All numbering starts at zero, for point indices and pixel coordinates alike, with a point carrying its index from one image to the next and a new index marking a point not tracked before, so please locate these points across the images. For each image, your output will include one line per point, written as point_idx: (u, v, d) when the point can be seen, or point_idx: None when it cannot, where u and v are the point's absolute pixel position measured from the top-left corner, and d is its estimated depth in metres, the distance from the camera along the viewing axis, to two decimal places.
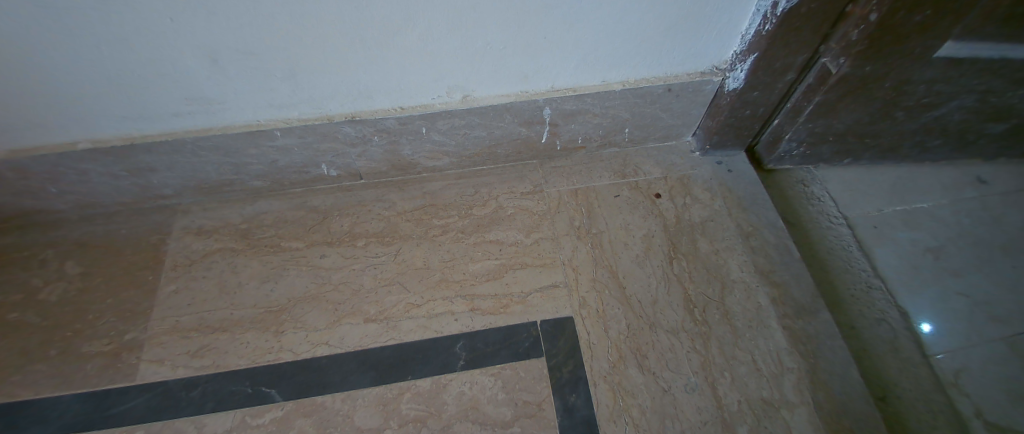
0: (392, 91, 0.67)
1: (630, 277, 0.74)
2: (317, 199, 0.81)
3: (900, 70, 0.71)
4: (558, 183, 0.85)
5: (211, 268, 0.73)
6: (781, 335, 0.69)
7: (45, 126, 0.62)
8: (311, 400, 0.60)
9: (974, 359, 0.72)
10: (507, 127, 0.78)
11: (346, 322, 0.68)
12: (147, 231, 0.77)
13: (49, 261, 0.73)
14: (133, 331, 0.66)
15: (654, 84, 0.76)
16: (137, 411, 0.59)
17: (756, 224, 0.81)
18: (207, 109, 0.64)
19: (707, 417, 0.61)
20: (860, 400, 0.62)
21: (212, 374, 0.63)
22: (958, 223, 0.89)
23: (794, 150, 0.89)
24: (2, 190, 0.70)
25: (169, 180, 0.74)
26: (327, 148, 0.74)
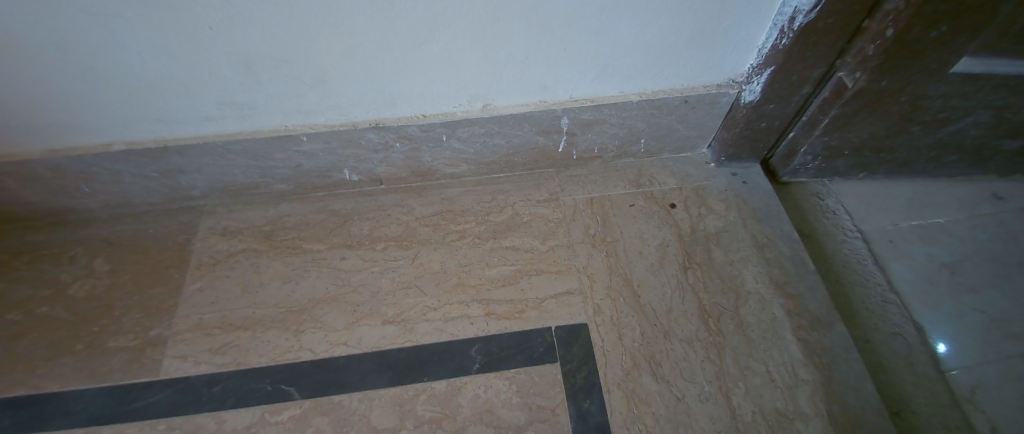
0: (415, 99, 0.69)
1: (645, 285, 0.74)
2: (338, 203, 0.83)
3: (916, 85, 0.71)
4: (573, 191, 0.87)
5: (234, 267, 0.75)
6: (796, 347, 0.68)
7: (83, 127, 0.65)
8: (329, 399, 0.62)
9: (991, 376, 0.71)
10: (525, 136, 0.79)
11: (364, 323, 0.69)
12: (173, 230, 0.79)
13: (78, 258, 0.75)
14: (158, 328, 0.68)
15: (671, 95, 0.78)
16: (160, 405, 0.61)
17: (770, 235, 0.81)
18: (237, 113, 0.66)
19: (721, 427, 0.61)
20: (877, 414, 0.62)
21: (233, 371, 0.64)
22: (975, 239, 0.89)
23: (809, 163, 0.89)
24: (38, 188, 0.72)
25: (196, 182, 0.77)
26: (349, 153, 0.75)
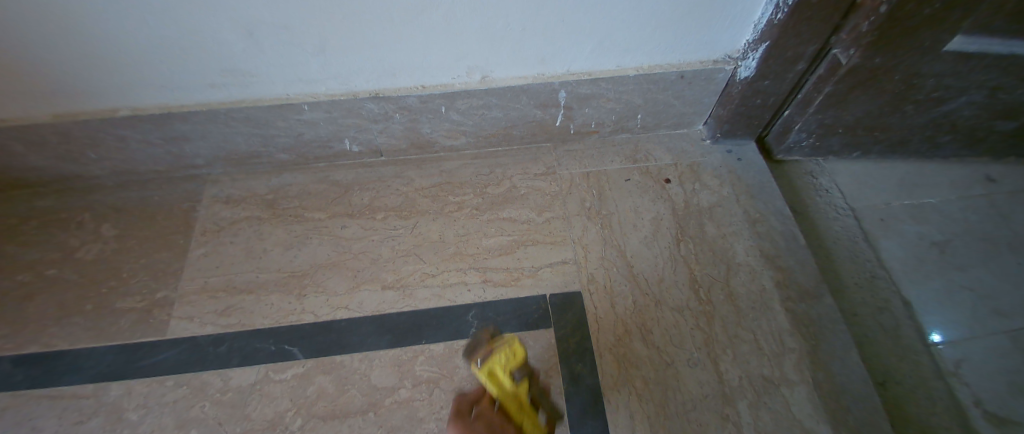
0: (415, 70, 0.70)
1: (638, 256, 0.76)
2: (339, 174, 0.85)
3: (909, 63, 0.72)
4: (570, 166, 0.88)
5: (237, 234, 0.76)
6: (784, 317, 0.70)
7: (89, 93, 0.66)
8: (331, 359, 0.64)
9: (975, 350, 0.73)
10: (523, 109, 0.80)
11: (365, 288, 0.71)
12: (178, 198, 0.81)
13: (86, 223, 0.77)
14: (164, 290, 0.70)
15: (668, 70, 0.79)
16: (167, 363, 0.63)
17: (762, 211, 0.83)
18: (241, 81, 0.67)
19: (708, 390, 0.63)
20: (860, 382, 0.64)
21: (237, 332, 0.66)
22: (965, 219, 0.90)
23: (803, 141, 0.91)
24: (45, 154, 0.74)
25: (200, 150, 0.78)
26: (350, 123, 0.77)
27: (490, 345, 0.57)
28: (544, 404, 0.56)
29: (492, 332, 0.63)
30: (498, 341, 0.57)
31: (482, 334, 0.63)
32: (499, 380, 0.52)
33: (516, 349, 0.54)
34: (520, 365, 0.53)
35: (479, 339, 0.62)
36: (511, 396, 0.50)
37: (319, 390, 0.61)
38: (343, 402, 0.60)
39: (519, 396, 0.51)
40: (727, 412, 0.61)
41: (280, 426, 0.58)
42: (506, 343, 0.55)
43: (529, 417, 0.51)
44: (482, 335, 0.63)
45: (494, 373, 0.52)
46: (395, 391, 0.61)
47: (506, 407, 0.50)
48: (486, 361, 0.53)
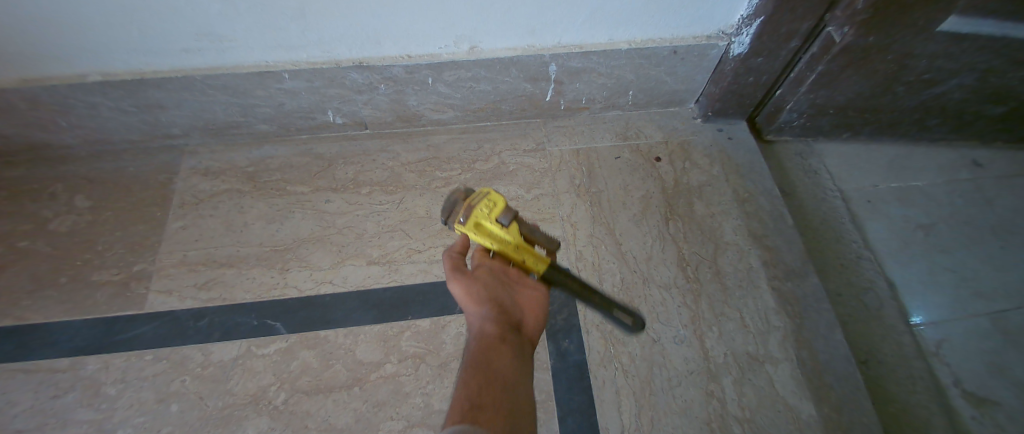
0: (400, 38, 0.68)
1: (626, 234, 0.76)
2: (323, 147, 0.83)
3: (902, 43, 0.70)
4: (560, 142, 0.87)
5: (217, 207, 0.74)
6: (770, 295, 0.71)
7: (54, 57, 0.63)
8: (314, 334, 0.63)
9: (955, 330, 0.75)
10: (512, 82, 0.79)
11: (350, 263, 0.70)
12: (155, 170, 0.78)
13: (58, 194, 0.74)
14: (141, 263, 0.68)
15: (660, 45, 0.77)
16: (146, 337, 0.62)
17: (752, 191, 0.82)
18: (218, 46, 0.64)
19: (693, 367, 0.64)
20: (842, 360, 0.65)
21: (218, 306, 0.65)
22: (951, 203, 0.90)
23: (794, 122, 0.90)
24: (11, 121, 0.70)
25: (177, 119, 0.75)
26: (334, 93, 0.74)
27: (468, 203, 0.46)
28: (540, 235, 0.51)
29: (465, 190, 0.48)
30: (475, 197, 0.47)
31: (454, 194, 0.48)
32: (489, 230, 0.47)
33: (497, 198, 0.47)
34: (506, 210, 0.46)
35: (453, 201, 0.47)
36: (505, 239, 0.48)
37: (303, 364, 0.60)
38: (328, 377, 0.59)
39: (516, 236, 0.48)
40: (712, 388, 0.62)
41: (263, 401, 0.57)
42: (483, 193, 0.46)
43: (527, 251, 0.50)
44: (454, 196, 0.48)
45: (482, 225, 0.46)
46: (380, 365, 0.61)
47: (505, 251, 0.49)
48: (469, 216, 0.45)
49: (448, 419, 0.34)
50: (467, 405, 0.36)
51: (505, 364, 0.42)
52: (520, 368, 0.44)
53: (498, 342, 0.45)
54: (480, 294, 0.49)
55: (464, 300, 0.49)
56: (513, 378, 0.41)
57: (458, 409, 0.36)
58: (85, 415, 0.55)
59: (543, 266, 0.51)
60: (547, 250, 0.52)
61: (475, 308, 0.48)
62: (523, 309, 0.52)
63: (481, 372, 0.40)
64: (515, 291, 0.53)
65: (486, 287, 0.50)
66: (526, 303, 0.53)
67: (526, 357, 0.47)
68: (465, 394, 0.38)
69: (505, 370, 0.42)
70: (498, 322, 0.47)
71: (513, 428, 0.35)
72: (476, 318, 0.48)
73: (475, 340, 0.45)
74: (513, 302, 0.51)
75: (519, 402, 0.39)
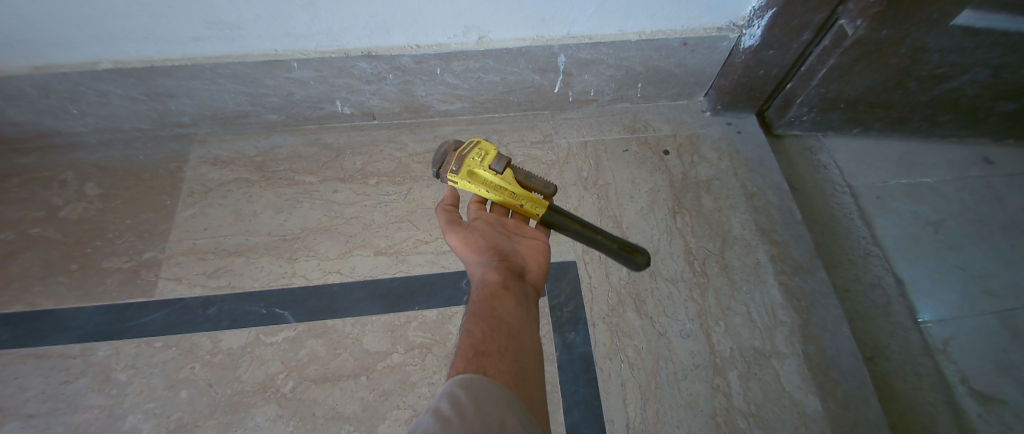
0: (409, 27, 0.67)
1: (634, 227, 0.76)
2: (331, 137, 0.83)
3: (915, 37, 0.69)
4: (568, 134, 0.87)
5: (226, 196, 0.75)
6: (777, 291, 0.70)
7: (67, 44, 0.63)
8: (322, 323, 0.63)
9: (963, 328, 0.74)
10: (521, 74, 0.78)
11: (357, 253, 0.70)
12: (165, 158, 0.79)
13: (68, 182, 0.75)
14: (151, 251, 0.69)
15: (670, 36, 0.76)
16: (155, 324, 0.62)
17: (760, 185, 0.82)
18: (227, 35, 0.64)
19: (699, 361, 0.63)
20: (849, 355, 0.64)
21: (227, 294, 0.65)
22: (961, 200, 0.89)
23: (804, 116, 0.89)
24: (22, 108, 0.71)
25: (186, 108, 0.75)
26: (342, 83, 0.74)
27: (460, 154, 0.50)
28: (537, 180, 0.51)
29: (455, 143, 0.52)
30: (465, 149, 0.50)
31: (444, 148, 0.52)
32: (483, 178, 0.50)
33: (487, 148, 0.51)
34: (497, 157, 0.50)
35: (445, 154, 0.52)
36: (498, 185, 0.50)
37: (310, 353, 0.61)
38: (335, 366, 0.60)
39: (509, 182, 0.50)
40: (717, 382, 0.62)
41: (271, 388, 0.58)
42: (474, 144, 0.50)
43: (523, 196, 0.51)
44: (446, 149, 0.52)
45: (475, 174, 0.50)
46: (388, 355, 0.61)
47: (501, 198, 0.51)
48: (461, 165, 0.49)
49: (455, 366, 0.35)
50: (472, 351, 0.37)
51: (508, 311, 0.43)
52: (524, 314, 0.44)
53: (500, 289, 0.45)
54: (479, 243, 0.50)
55: (465, 250, 0.51)
56: (517, 325, 0.42)
57: (464, 354, 0.36)
58: (96, 400, 0.56)
59: (541, 209, 0.52)
60: (545, 195, 0.52)
61: (475, 258, 0.50)
62: (525, 258, 0.52)
63: (485, 320, 0.41)
64: (516, 241, 0.54)
65: (485, 236, 0.51)
66: (527, 251, 0.54)
67: (530, 304, 0.47)
68: (469, 340, 0.38)
69: (509, 316, 0.42)
70: (499, 270, 0.48)
71: (519, 370, 0.36)
72: (478, 268, 0.49)
73: (478, 290, 0.46)
74: (514, 251, 0.52)
75: (525, 347, 0.40)
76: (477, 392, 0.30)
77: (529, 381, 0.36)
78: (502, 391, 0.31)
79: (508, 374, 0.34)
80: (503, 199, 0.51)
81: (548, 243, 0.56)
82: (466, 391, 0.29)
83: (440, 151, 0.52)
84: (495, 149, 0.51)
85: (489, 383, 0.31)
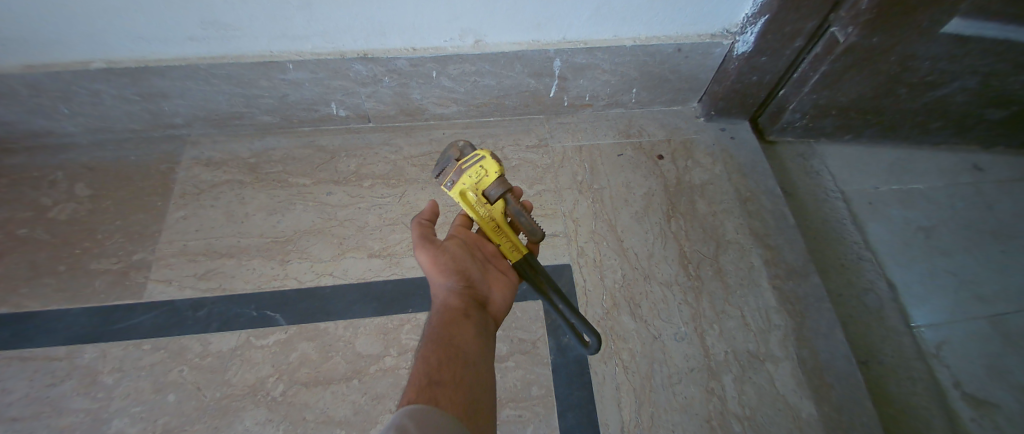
0: (405, 30, 0.68)
1: (628, 231, 0.76)
2: (326, 140, 0.83)
3: (906, 43, 0.70)
4: (563, 139, 0.87)
5: (218, 198, 0.74)
6: (771, 294, 0.71)
7: (60, 43, 0.63)
8: (314, 326, 0.63)
9: (955, 333, 0.74)
10: (516, 78, 0.79)
11: (351, 255, 0.70)
12: (157, 159, 0.78)
13: (58, 182, 0.74)
14: (141, 252, 0.68)
15: (665, 42, 0.77)
16: (144, 326, 0.61)
17: (754, 190, 0.82)
18: (222, 35, 0.64)
19: (694, 364, 0.63)
20: (843, 360, 0.64)
21: (218, 296, 0.65)
22: (951, 206, 0.90)
23: (797, 122, 0.90)
24: (13, 107, 0.70)
25: (180, 109, 0.75)
26: (338, 85, 0.74)
27: (460, 168, 0.48)
28: (527, 221, 0.48)
29: (464, 149, 0.49)
30: (467, 165, 0.47)
31: (451, 152, 0.49)
32: (471, 201, 0.49)
33: (490, 168, 0.47)
34: (493, 185, 0.47)
35: (449, 160, 0.50)
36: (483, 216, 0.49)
37: (301, 356, 0.60)
38: (326, 369, 0.59)
39: (496, 215, 0.49)
40: (712, 385, 0.62)
41: (261, 392, 0.57)
42: (476, 161, 0.47)
43: (506, 233, 0.50)
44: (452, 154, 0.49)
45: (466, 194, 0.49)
46: (380, 358, 0.60)
47: (483, 225, 0.50)
48: (454, 183, 0.48)
49: (405, 394, 0.33)
50: (426, 380, 0.34)
51: (468, 340, 0.41)
52: (484, 344, 0.42)
53: (462, 316, 0.43)
54: (447, 265, 0.47)
55: (431, 269, 0.47)
56: (475, 356, 0.40)
57: (416, 382, 0.34)
58: (81, 404, 0.55)
59: (517, 255, 0.52)
60: (530, 238, 0.49)
61: (441, 279, 0.47)
62: (491, 286, 0.50)
63: (442, 346, 0.39)
64: (486, 268, 0.51)
65: (455, 258, 0.48)
66: (495, 280, 0.51)
67: (490, 335, 0.45)
68: (423, 368, 0.36)
69: (468, 344, 0.40)
70: (463, 296, 0.46)
71: (472, 405, 0.34)
72: (442, 291, 0.46)
73: (438, 314, 0.43)
74: (482, 277, 0.49)
75: (481, 379, 0.38)
76: (427, 424, 0.27)
77: (482, 417, 0.34)
78: (454, 426, 0.29)
79: (461, 409, 0.32)
80: (484, 228, 0.50)
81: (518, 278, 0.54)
82: (414, 422, 0.27)
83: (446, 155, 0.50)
84: (496, 172, 0.47)
85: (440, 416, 0.29)
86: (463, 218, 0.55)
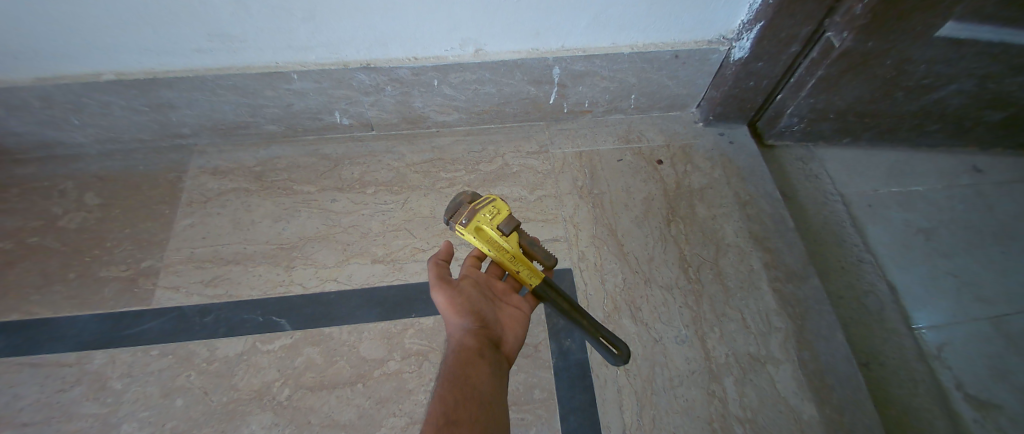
0: (407, 41, 0.69)
1: (628, 235, 0.77)
2: (329, 148, 0.84)
3: (901, 48, 0.71)
4: (563, 144, 0.88)
5: (224, 205, 0.75)
6: (771, 297, 0.71)
7: (72, 56, 0.64)
8: (319, 331, 0.64)
9: (956, 334, 0.75)
10: (516, 85, 0.80)
11: (355, 261, 0.71)
12: (165, 168, 0.80)
13: (69, 192, 0.76)
14: (149, 260, 0.69)
15: (662, 49, 0.78)
16: (152, 332, 0.63)
17: (753, 194, 0.83)
18: (229, 46, 0.66)
19: (695, 367, 0.64)
20: (844, 362, 0.65)
21: (224, 303, 0.66)
22: (951, 208, 0.90)
23: (794, 126, 0.91)
24: (25, 119, 0.72)
25: (188, 119, 0.77)
26: (341, 94, 0.76)
27: (473, 207, 0.51)
28: (539, 250, 0.52)
29: (472, 196, 0.54)
30: (480, 204, 0.52)
31: (461, 199, 0.53)
32: (488, 235, 0.50)
33: (500, 207, 0.52)
34: (506, 219, 0.51)
35: (460, 205, 0.53)
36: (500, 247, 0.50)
37: (307, 361, 0.61)
38: (331, 373, 0.60)
39: (512, 245, 0.50)
40: (713, 388, 0.62)
41: (267, 396, 0.58)
42: (488, 200, 0.52)
43: (523, 262, 0.51)
44: (462, 200, 0.53)
45: (482, 229, 0.51)
46: (384, 363, 0.61)
47: (499, 257, 0.51)
48: (470, 219, 0.50)
49: None
50: (444, 425, 0.35)
51: (484, 381, 0.41)
52: (499, 385, 0.43)
53: (477, 356, 0.44)
54: (463, 305, 0.48)
55: (446, 309, 0.47)
56: (491, 398, 0.40)
57: (434, 427, 0.35)
58: (90, 409, 0.56)
59: (537, 280, 0.52)
60: (544, 265, 0.52)
61: (456, 319, 0.47)
62: (503, 326, 0.51)
63: (459, 389, 0.39)
64: (497, 308, 0.53)
65: (470, 299, 0.49)
66: (506, 319, 0.53)
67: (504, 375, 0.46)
68: (441, 410, 0.37)
69: (484, 386, 0.41)
70: (478, 335, 0.46)
71: None
72: (457, 331, 0.47)
73: (453, 353, 0.44)
74: (495, 317, 0.51)
75: (496, 423, 0.38)
76: None
77: None
78: None
79: None
80: (502, 259, 0.51)
81: (530, 314, 0.56)
82: None
83: (457, 201, 0.53)
84: (507, 210, 0.52)
85: None
86: (474, 260, 0.56)
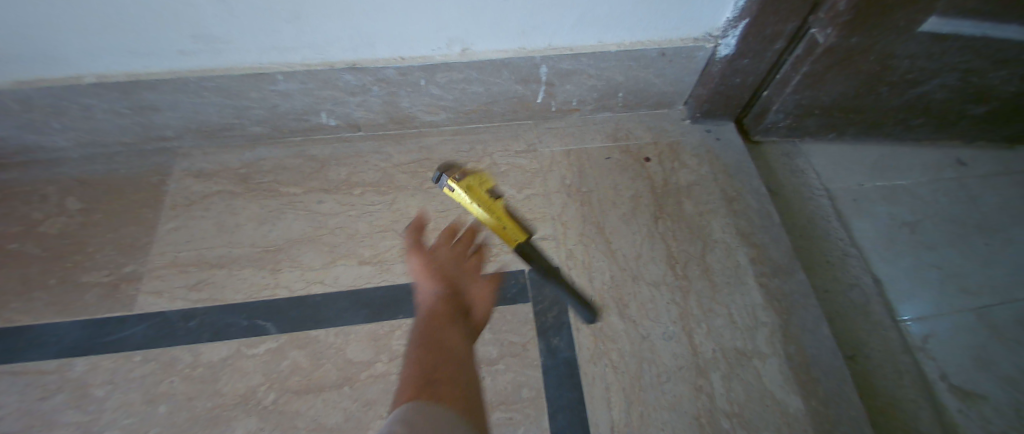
0: (392, 40, 0.69)
1: (617, 233, 0.77)
2: (315, 149, 0.83)
3: (884, 44, 0.72)
4: (551, 143, 0.88)
5: (209, 208, 0.75)
6: (759, 292, 0.71)
7: (50, 59, 0.63)
8: (305, 333, 0.63)
9: (942, 326, 0.75)
10: (503, 84, 0.80)
11: (341, 263, 0.70)
12: (148, 172, 0.79)
13: (49, 196, 0.74)
14: (132, 264, 0.68)
15: (649, 47, 0.79)
16: (135, 337, 0.62)
17: (740, 190, 0.83)
18: (211, 48, 0.65)
19: (683, 363, 0.64)
20: (830, 356, 0.65)
21: (208, 307, 0.65)
22: (936, 201, 0.91)
23: (781, 122, 0.91)
24: (3, 123, 0.71)
25: (171, 121, 0.76)
26: (327, 95, 0.75)
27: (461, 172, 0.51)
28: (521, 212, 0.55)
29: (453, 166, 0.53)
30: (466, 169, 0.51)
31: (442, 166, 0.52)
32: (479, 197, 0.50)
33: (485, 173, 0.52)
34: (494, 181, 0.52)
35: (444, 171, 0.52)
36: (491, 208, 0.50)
37: (293, 364, 0.60)
38: (317, 377, 0.59)
39: (500, 208, 0.51)
40: (701, 383, 0.62)
41: (253, 400, 0.57)
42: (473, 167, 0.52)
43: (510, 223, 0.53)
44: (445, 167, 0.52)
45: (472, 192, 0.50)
46: (371, 364, 0.61)
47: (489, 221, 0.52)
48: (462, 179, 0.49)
49: (396, 391, 0.37)
50: (416, 373, 0.39)
51: (453, 338, 0.46)
52: (467, 342, 0.48)
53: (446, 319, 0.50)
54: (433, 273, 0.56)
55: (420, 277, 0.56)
56: (460, 352, 0.45)
57: (406, 378, 0.39)
58: (71, 417, 0.55)
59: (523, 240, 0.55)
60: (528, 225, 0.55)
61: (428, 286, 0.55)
62: (473, 295, 0.57)
63: (430, 346, 0.44)
64: (468, 278, 0.58)
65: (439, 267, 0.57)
66: (476, 291, 0.58)
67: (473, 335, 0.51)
68: (415, 359, 0.42)
69: (453, 343, 0.46)
70: (447, 302, 0.53)
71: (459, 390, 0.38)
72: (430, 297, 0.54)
73: (427, 318, 0.50)
74: (464, 287, 0.57)
75: (466, 372, 0.42)
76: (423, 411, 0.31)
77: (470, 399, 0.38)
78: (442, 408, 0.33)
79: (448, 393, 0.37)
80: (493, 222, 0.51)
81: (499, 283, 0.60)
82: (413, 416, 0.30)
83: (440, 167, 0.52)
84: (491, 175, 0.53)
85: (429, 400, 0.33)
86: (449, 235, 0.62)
